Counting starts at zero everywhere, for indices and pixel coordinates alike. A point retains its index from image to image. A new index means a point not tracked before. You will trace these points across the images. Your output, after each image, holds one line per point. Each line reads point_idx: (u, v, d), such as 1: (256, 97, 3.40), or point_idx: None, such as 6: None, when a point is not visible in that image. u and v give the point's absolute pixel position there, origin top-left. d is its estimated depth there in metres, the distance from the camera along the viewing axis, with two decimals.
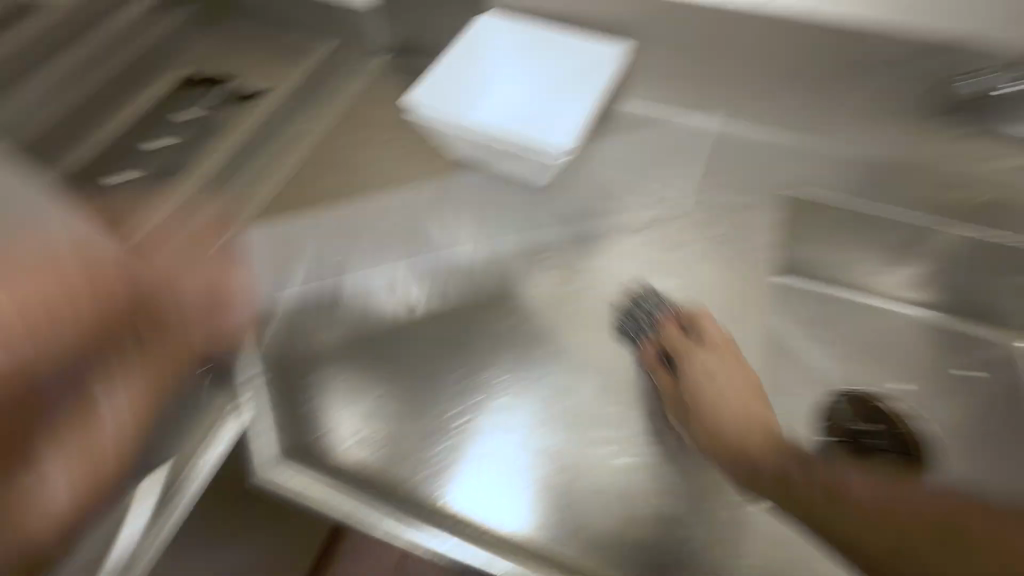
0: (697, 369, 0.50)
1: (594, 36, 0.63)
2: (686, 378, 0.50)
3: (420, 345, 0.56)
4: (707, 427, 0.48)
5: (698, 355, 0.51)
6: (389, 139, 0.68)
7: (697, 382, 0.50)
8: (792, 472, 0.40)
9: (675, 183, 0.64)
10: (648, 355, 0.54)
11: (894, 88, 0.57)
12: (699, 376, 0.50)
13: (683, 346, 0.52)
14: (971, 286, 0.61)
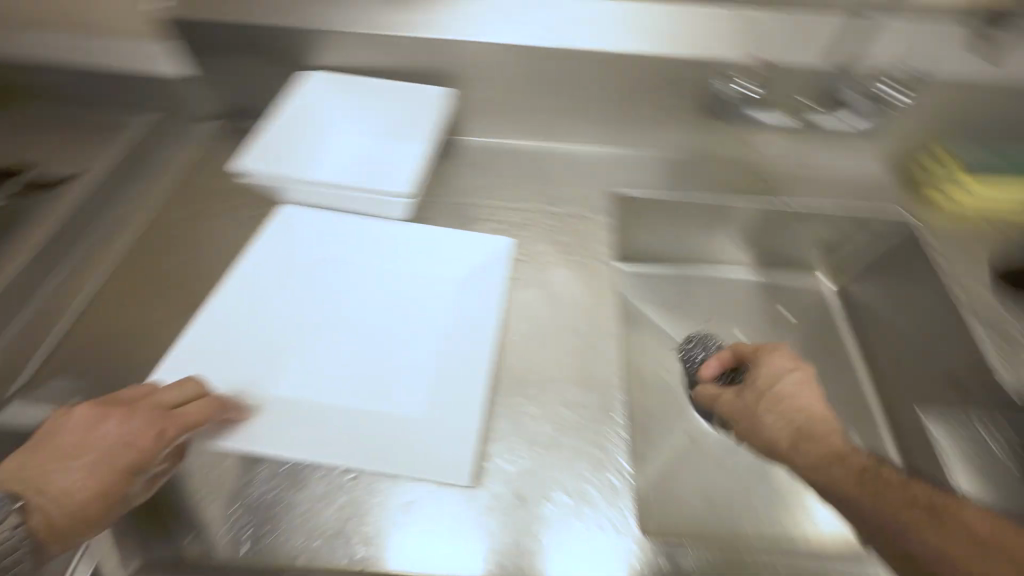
0: (779, 372, 0.49)
1: (422, 84, 0.66)
2: (757, 380, 0.49)
3: (305, 392, 0.51)
4: (781, 417, 0.46)
5: (781, 362, 0.50)
6: (229, 206, 0.65)
7: (776, 386, 0.48)
8: (876, 474, 0.41)
9: (515, 210, 0.65)
10: (712, 367, 0.54)
11: (671, 99, 0.68)
12: (780, 382, 0.48)
13: (768, 352, 0.51)
14: (759, 245, 0.77)
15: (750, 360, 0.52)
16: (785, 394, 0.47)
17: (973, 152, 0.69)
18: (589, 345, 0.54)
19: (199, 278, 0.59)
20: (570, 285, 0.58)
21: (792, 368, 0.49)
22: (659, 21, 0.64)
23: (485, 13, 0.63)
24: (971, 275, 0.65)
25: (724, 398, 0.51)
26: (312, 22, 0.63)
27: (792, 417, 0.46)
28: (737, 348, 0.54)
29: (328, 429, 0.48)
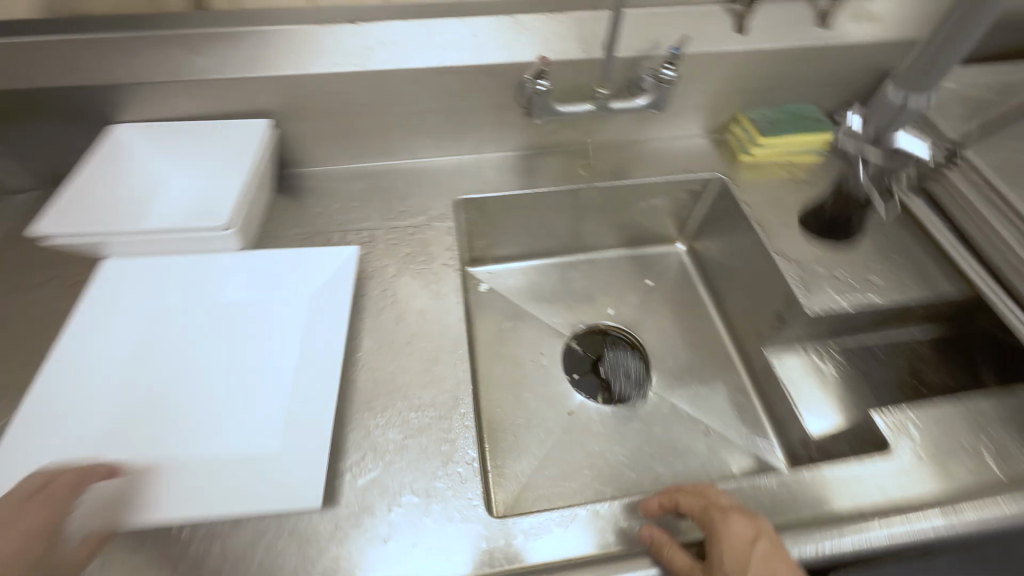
0: (745, 548, 0.39)
1: (241, 119, 0.65)
2: (726, 564, 0.38)
3: (152, 436, 0.47)
4: None
5: (740, 530, 0.40)
6: (47, 276, 0.61)
7: (745, 568, 0.38)
8: None
9: (359, 233, 0.66)
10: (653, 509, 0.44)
11: (495, 104, 0.70)
12: (743, 561, 0.38)
13: (723, 520, 0.41)
14: (610, 222, 0.84)
15: (705, 526, 0.41)
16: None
17: (766, 113, 0.78)
18: (434, 344, 0.56)
19: (11, 358, 0.54)
20: (413, 302, 0.59)
21: (754, 535, 0.40)
22: (461, 34, 0.65)
23: (286, 46, 0.62)
24: (781, 218, 0.71)
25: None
26: (100, 75, 0.59)
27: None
28: (682, 498, 0.43)
29: (182, 475, 0.44)
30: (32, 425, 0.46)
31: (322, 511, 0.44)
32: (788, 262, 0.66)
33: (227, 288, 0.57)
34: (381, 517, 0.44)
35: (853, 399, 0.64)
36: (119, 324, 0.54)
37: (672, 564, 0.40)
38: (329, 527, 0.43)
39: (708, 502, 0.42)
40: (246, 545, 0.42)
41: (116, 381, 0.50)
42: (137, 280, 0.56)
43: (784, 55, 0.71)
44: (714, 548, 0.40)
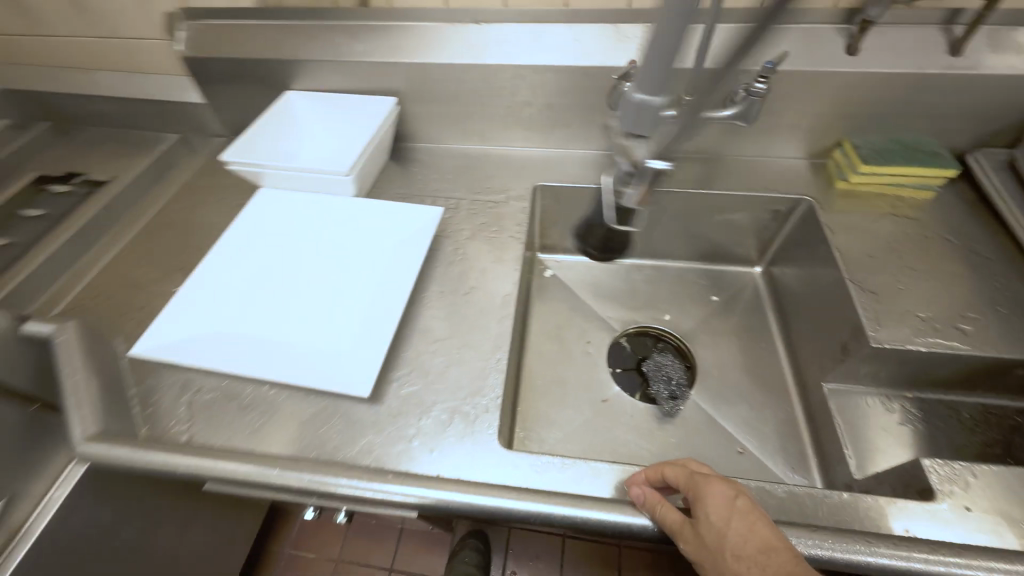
0: (728, 506, 0.40)
1: (375, 96, 0.80)
2: (711, 522, 0.40)
3: (261, 316, 0.60)
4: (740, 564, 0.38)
5: (721, 491, 0.41)
6: (221, 197, 0.80)
7: (729, 525, 0.39)
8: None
9: (448, 200, 0.77)
10: (638, 477, 0.46)
11: (586, 102, 0.76)
12: (723, 519, 0.40)
13: (705, 482, 0.42)
14: (682, 231, 0.85)
15: (689, 489, 0.43)
16: (746, 533, 0.38)
17: (874, 142, 0.73)
18: (487, 299, 0.63)
19: (184, 247, 0.72)
20: (476, 263, 0.67)
21: (736, 494, 0.41)
22: (565, 37, 0.72)
23: (418, 39, 0.75)
24: (868, 248, 0.66)
25: (685, 541, 0.41)
26: (285, 50, 0.77)
27: (768, 555, 0.37)
28: (668, 468, 0.45)
29: (278, 351, 0.57)
30: (185, 296, 0.61)
31: (368, 406, 0.53)
32: (863, 291, 0.62)
33: (336, 221, 0.70)
34: (414, 421, 0.52)
35: (919, 452, 0.59)
36: (254, 234, 0.68)
37: (662, 520, 0.42)
38: (371, 420, 0.52)
39: (690, 468, 0.44)
40: (311, 413, 0.53)
41: (247, 272, 0.64)
42: (277, 204, 0.72)
43: (903, 81, 0.66)
44: (698, 506, 0.41)
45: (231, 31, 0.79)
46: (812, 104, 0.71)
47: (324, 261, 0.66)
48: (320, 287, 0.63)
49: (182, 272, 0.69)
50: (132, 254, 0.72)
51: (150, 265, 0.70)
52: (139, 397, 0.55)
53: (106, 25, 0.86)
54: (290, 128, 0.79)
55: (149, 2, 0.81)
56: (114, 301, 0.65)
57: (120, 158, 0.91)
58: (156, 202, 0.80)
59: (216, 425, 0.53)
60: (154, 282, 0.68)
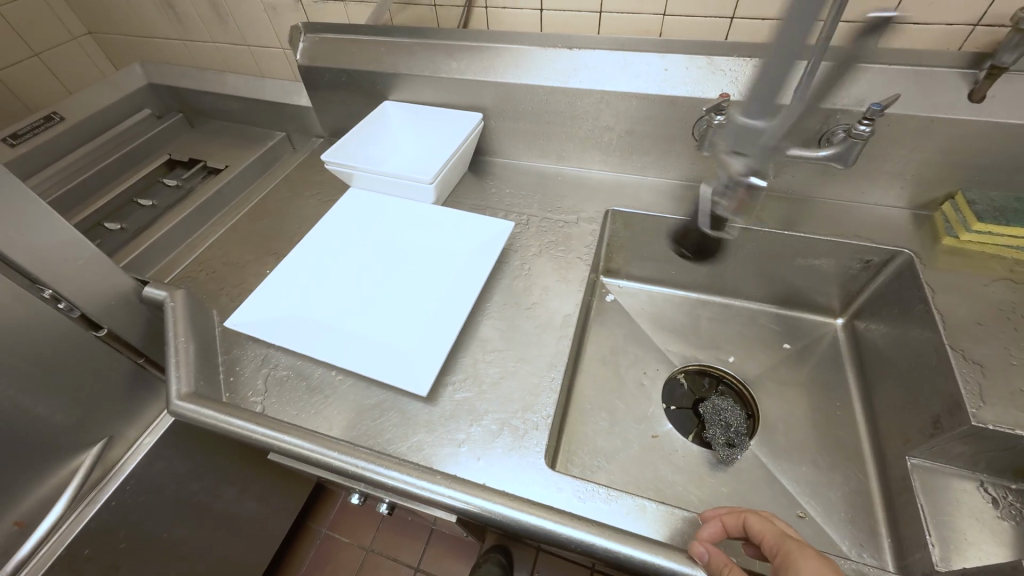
0: None
1: (463, 111, 0.84)
2: None
3: (337, 306, 0.64)
4: None
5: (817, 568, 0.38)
6: (315, 192, 0.88)
7: None
8: None
9: (519, 215, 0.79)
10: (712, 526, 0.43)
11: (670, 131, 0.76)
12: None
13: (799, 553, 0.39)
14: (757, 271, 0.81)
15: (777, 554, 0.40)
16: None
17: (995, 198, 0.66)
18: (548, 315, 0.64)
19: (279, 234, 0.79)
20: (540, 278, 0.68)
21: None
22: (656, 65, 0.72)
23: (511, 60, 0.78)
24: (976, 314, 0.60)
25: None
26: (388, 65, 0.84)
27: None
28: (754, 526, 0.42)
29: (348, 340, 0.60)
30: (276, 278, 0.67)
31: (424, 405, 0.56)
32: (964, 361, 0.56)
33: (416, 223, 0.75)
34: (465, 425, 0.54)
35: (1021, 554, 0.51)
36: (342, 230, 0.74)
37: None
38: (424, 417, 0.55)
39: (785, 536, 0.41)
40: (371, 404, 0.56)
41: (330, 264, 0.70)
42: (362, 204, 0.77)
43: None
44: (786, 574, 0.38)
45: (344, 44, 0.86)
46: (924, 151, 0.66)
47: (397, 262, 0.70)
48: (392, 285, 0.67)
49: (274, 256, 0.76)
50: (234, 236, 0.80)
51: (248, 247, 0.78)
52: (225, 364, 0.61)
53: (241, 34, 0.98)
54: (382, 133, 0.85)
55: (279, 16, 0.91)
56: (216, 275, 0.73)
57: (234, 150, 1.02)
58: (261, 192, 0.90)
59: (285, 401, 0.57)
60: (249, 262, 0.75)
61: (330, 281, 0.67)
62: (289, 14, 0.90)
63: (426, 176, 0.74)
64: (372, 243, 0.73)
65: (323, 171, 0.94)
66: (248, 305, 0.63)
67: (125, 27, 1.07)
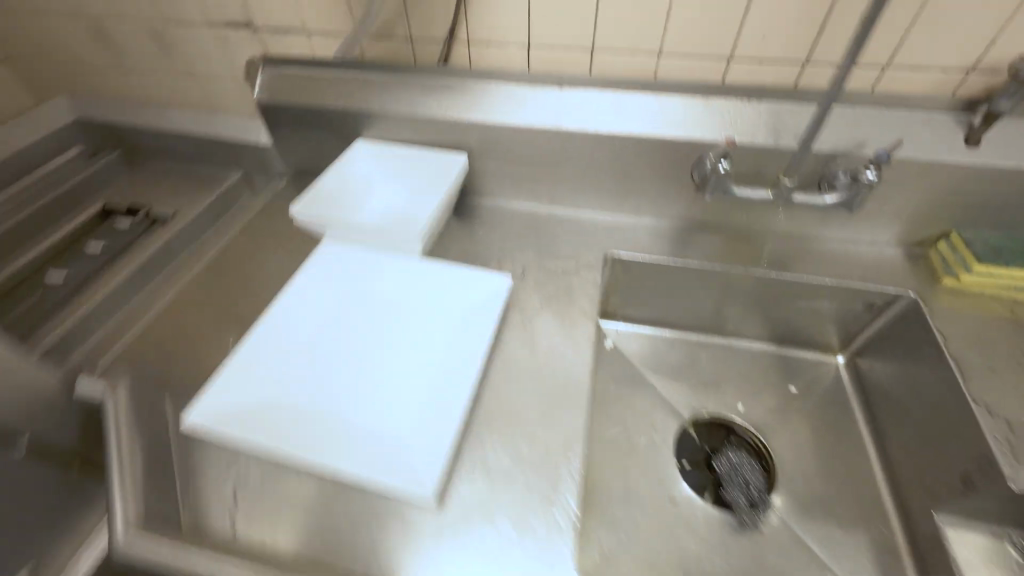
0: None
1: (445, 150, 0.78)
2: None
3: (319, 388, 0.56)
4: None
5: None
6: (282, 243, 0.79)
7: None
8: None
9: (514, 264, 0.73)
10: None
11: (667, 173, 0.72)
12: None
13: None
14: (756, 312, 0.79)
15: None
16: None
17: (989, 239, 0.67)
18: (560, 384, 0.58)
19: (241, 297, 0.70)
20: (542, 339, 0.62)
21: None
22: (652, 107, 0.68)
23: (499, 98, 0.72)
24: (989, 362, 0.60)
25: None
26: (360, 103, 0.76)
27: None
28: None
29: (335, 433, 0.52)
30: (242, 357, 0.57)
31: (430, 510, 0.48)
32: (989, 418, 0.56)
33: (402, 279, 0.67)
34: (482, 532, 0.47)
35: None
36: (316, 291, 0.65)
37: None
38: (427, 526, 0.47)
39: None
40: (368, 512, 0.48)
41: (306, 335, 0.61)
42: (339, 259, 0.69)
43: None
44: None
45: (310, 80, 0.78)
46: (922, 192, 0.66)
47: (385, 330, 0.62)
48: (380, 360, 0.59)
49: (237, 324, 0.66)
50: (187, 302, 0.70)
51: (201, 315, 0.67)
52: (185, 471, 0.52)
53: (186, 65, 0.87)
54: (356, 174, 0.77)
55: (232, 46, 0.82)
56: (165, 353, 0.63)
57: (180, 193, 0.91)
58: (216, 245, 0.80)
59: (260, 516, 0.49)
60: (206, 334, 0.65)
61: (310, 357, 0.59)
62: (243, 45, 0.81)
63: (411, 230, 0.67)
64: (353, 303, 0.64)
65: (287, 217, 0.84)
66: (207, 394, 0.54)
67: (44, 53, 0.93)
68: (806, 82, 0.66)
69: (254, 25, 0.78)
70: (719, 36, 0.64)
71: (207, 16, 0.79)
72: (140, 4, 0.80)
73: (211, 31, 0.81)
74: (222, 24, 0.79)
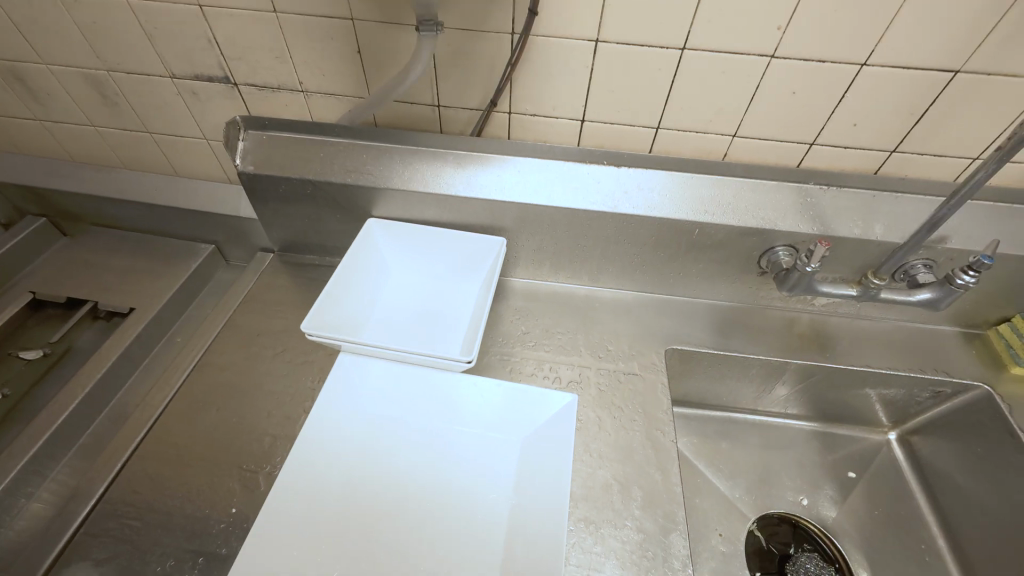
0: None
1: (477, 235, 0.66)
2: None
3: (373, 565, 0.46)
4: None
5: None
6: (278, 347, 0.65)
7: None
8: None
9: (566, 366, 0.64)
10: None
11: (732, 260, 0.65)
12: None
13: None
14: (817, 398, 0.73)
15: None
16: None
17: None
18: (651, 531, 0.51)
19: (238, 434, 0.56)
20: (615, 470, 0.55)
21: None
22: (718, 193, 0.62)
23: (543, 178, 0.63)
24: None
25: None
26: (375, 178, 0.64)
27: None
28: None
29: None
30: (268, 532, 0.46)
31: None
32: None
33: (448, 402, 0.56)
34: None
35: None
36: (349, 428, 0.54)
37: None
38: None
39: None
40: None
41: (332, 493, 0.50)
42: (365, 382, 0.56)
43: None
44: None
45: (311, 150, 0.65)
46: (994, 281, 0.63)
47: (425, 484, 0.52)
48: (424, 530, 0.49)
49: (237, 474, 0.53)
50: (166, 444, 0.55)
51: (189, 464, 0.54)
52: None
53: (138, 121, 0.70)
54: (374, 267, 0.65)
55: (202, 103, 0.66)
56: (150, 527, 0.49)
57: (131, 277, 0.74)
58: (190, 353, 0.64)
59: None
60: (200, 494, 0.52)
61: (352, 526, 0.48)
62: (220, 104, 0.66)
63: (461, 357, 0.55)
64: (400, 442, 0.54)
65: (277, 308, 0.69)
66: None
67: None
68: (888, 168, 0.60)
69: (235, 80, 0.63)
70: (807, 120, 0.57)
71: (168, 66, 0.62)
72: (71, 46, 0.62)
73: (173, 83, 0.64)
74: (191, 77, 0.63)
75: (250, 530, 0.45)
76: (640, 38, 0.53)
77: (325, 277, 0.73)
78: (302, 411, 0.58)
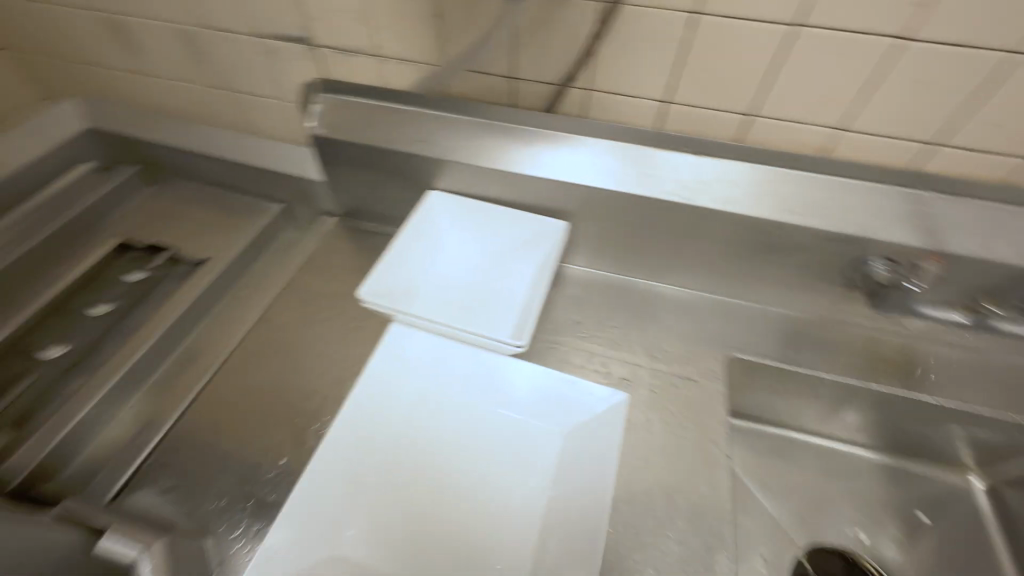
0: None
1: (539, 215, 0.65)
2: None
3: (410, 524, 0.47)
4: None
5: None
6: (333, 310, 0.66)
7: None
8: None
9: (617, 362, 0.61)
10: None
11: (816, 267, 0.59)
12: None
13: None
14: (892, 428, 0.66)
15: None
16: None
17: None
18: (695, 545, 0.48)
19: (291, 390, 0.58)
20: (661, 474, 0.52)
21: None
22: (812, 192, 0.55)
23: (614, 160, 0.59)
24: None
25: None
26: (440, 149, 0.63)
27: None
28: None
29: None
30: (317, 477, 0.48)
31: None
32: None
33: (494, 382, 0.55)
34: None
35: None
36: (397, 394, 0.55)
37: None
38: None
39: None
40: None
41: (378, 452, 0.51)
42: (412, 353, 0.57)
43: None
44: None
45: (379, 116, 0.65)
46: None
47: (467, 457, 0.52)
48: (461, 505, 0.49)
49: (288, 428, 0.55)
50: (227, 391, 0.58)
51: (245, 413, 0.57)
52: None
53: (222, 78, 0.72)
54: (432, 237, 0.65)
55: (281, 63, 0.67)
56: (208, 467, 0.52)
57: (207, 229, 0.78)
58: (253, 307, 0.67)
59: None
60: (253, 442, 0.54)
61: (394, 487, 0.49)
62: (297, 65, 0.66)
63: (513, 339, 0.55)
64: (442, 416, 0.54)
65: (335, 272, 0.71)
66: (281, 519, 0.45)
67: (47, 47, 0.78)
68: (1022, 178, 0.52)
69: (316, 42, 0.63)
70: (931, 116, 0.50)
71: (254, 25, 0.63)
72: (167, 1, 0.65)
73: (256, 41, 0.65)
74: (273, 37, 0.64)
75: (305, 470, 0.48)
76: (744, 11, 0.47)
77: (382, 245, 0.74)
78: (351, 376, 0.60)
